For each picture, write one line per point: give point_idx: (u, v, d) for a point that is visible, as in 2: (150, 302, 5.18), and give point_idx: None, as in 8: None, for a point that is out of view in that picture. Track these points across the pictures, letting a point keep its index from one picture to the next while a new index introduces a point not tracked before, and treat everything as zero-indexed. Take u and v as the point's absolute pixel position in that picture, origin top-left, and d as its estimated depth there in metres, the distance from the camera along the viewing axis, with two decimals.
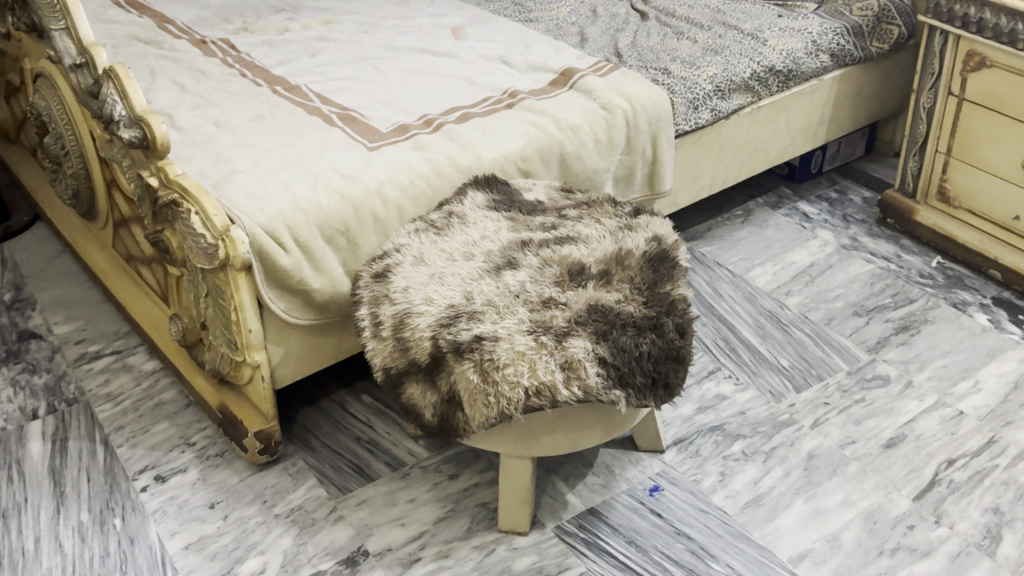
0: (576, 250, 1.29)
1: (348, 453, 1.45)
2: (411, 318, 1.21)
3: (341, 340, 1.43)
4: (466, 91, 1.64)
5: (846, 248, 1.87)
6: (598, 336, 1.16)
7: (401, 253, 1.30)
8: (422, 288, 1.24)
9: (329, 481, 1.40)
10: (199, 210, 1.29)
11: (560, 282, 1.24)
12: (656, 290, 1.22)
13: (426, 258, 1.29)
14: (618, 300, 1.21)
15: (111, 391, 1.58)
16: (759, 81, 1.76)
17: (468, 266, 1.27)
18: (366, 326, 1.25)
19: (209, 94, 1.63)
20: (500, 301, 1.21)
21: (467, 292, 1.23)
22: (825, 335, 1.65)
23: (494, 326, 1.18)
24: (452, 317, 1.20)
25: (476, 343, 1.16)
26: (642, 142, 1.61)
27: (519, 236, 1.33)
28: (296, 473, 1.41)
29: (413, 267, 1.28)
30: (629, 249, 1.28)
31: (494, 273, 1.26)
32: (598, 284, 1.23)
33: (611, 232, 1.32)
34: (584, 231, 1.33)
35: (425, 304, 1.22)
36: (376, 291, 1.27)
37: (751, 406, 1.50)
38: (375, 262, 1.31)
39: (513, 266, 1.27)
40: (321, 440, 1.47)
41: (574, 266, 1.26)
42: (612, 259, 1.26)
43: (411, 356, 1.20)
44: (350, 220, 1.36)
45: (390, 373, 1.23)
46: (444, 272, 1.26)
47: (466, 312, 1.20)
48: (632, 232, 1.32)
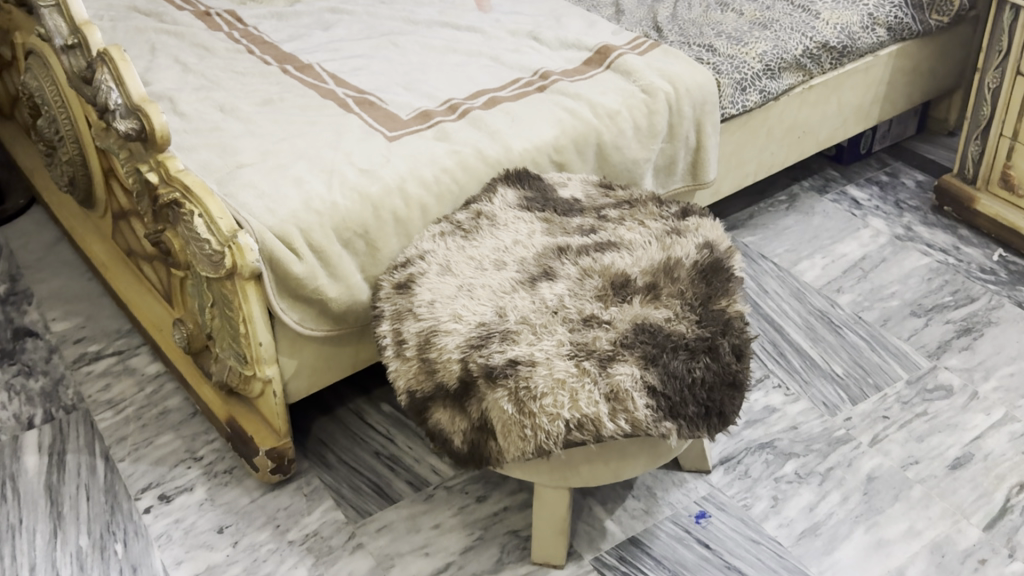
0: (619, 258, 1.16)
1: (368, 470, 1.34)
2: (438, 337, 1.09)
3: (359, 349, 1.31)
4: (493, 72, 1.50)
5: (899, 239, 1.74)
6: (647, 361, 1.04)
7: (425, 261, 1.18)
8: (450, 302, 1.12)
9: (347, 502, 1.29)
10: (203, 212, 1.17)
11: (603, 297, 1.11)
12: (709, 306, 1.10)
13: (453, 267, 1.17)
14: (667, 318, 1.08)
15: (112, 397, 1.47)
16: (811, 58, 1.62)
17: (500, 277, 1.15)
18: (387, 343, 1.14)
19: (214, 75, 1.51)
20: (537, 318, 1.09)
21: (499, 308, 1.11)
22: (881, 339, 1.52)
23: (531, 348, 1.06)
24: (484, 337, 1.08)
25: (510, 368, 1.04)
26: (685, 128, 1.48)
27: (556, 241, 1.20)
28: (310, 494, 1.31)
29: (439, 278, 1.15)
30: (678, 257, 1.15)
31: (529, 285, 1.14)
32: (645, 299, 1.11)
33: (658, 237, 1.19)
34: (626, 236, 1.20)
35: (453, 321, 1.10)
36: (399, 305, 1.15)
37: (804, 421, 1.38)
38: (397, 271, 1.19)
39: (550, 277, 1.14)
40: (337, 456, 1.36)
41: (618, 277, 1.13)
42: (659, 269, 1.14)
43: (438, 380, 1.09)
44: (369, 222, 1.24)
45: (414, 397, 1.11)
46: (473, 283, 1.14)
47: (499, 331, 1.08)
48: (681, 237, 1.19)
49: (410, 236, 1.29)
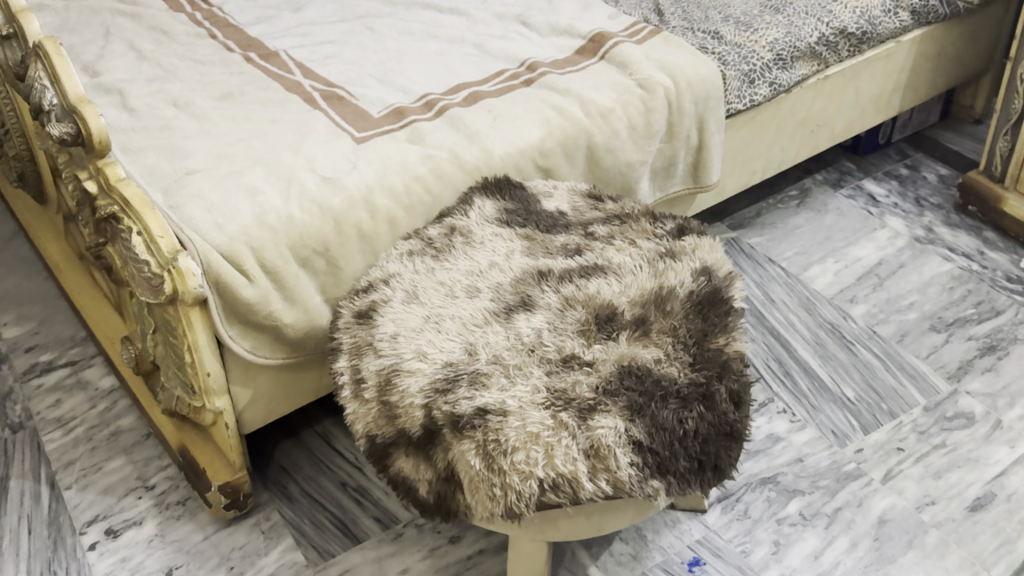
0: (606, 285, 1.04)
1: (333, 504, 1.23)
2: (400, 378, 0.97)
3: (321, 375, 1.20)
4: (475, 62, 1.37)
5: (919, 242, 1.60)
6: (633, 413, 0.92)
7: (390, 286, 1.06)
8: (414, 336, 1.00)
9: (308, 542, 1.18)
10: (142, 228, 1.05)
11: (585, 333, 0.99)
12: (705, 345, 0.97)
13: (420, 294, 1.04)
14: (657, 359, 0.96)
15: (62, 415, 1.36)
16: (827, 46, 1.47)
17: (472, 307, 1.03)
18: (345, 380, 1.02)
19: (171, 63, 1.38)
20: (510, 357, 0.97)
21: (468, 344, 0.98)
22: (897, 358, 1.40)
23: (503, 394, 0.93)
24: (450, 380, 0.95)
25: (478, 418, 0.92)
26: (686, 127, 1.34)
27: (537, 264, 1.08)
28: (269, 532, 1.20)
29: (404, 307, 1.03)
30: (672, 286, 1.03)
31: (504, 317, 1.01)
32: (633, 336, 0.98)
33: (650, 260, 1.07)
34: (615, 258, 1.08)
35: (417, 360, 0.98)
36: (359, 337, 1.03)
37: (810, 452, 1.27)
38: (358, 296, 1.07)
39: (527, 307, 1.02)
40: (300, 487, 1.25)
41: (604, 309, 1.01)
42: (650, 300, 1.01)
43: (400, 426, 0.97)
44: (330, 238, 1.12)
45: (374, 442, 1.00)
46: (442, 314, 1.02)
47: (467, 373, 0.96)
48: (676, 261, 1.06)
49: (377, 252, 1.17)
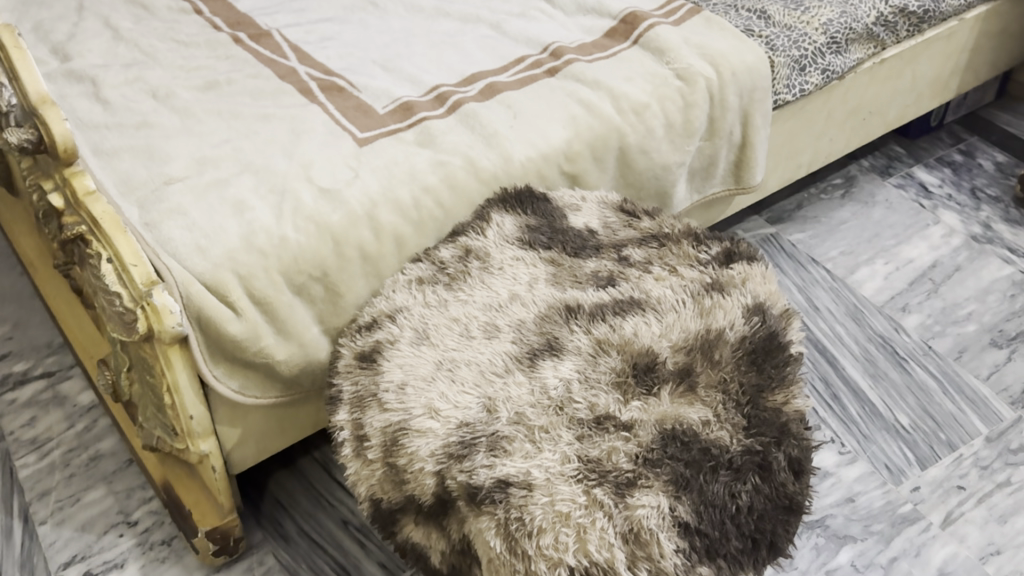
0: (644, 326, 0.90)
1: (333, 546, 1.11)
2: (408, 438, 0.84)
3: (319, 408, 1.07)
4: (492, 46, 1.22)
5: (976, 240, 1.47)
6: (678, 488, 0.79)
7: (396, 322, 0.93)
8: (424, 388, 0.87)
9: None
10: (112, 255, 0.91)
11: (621, 386, 0.86)
12: (761, 403, 0.84)
13: (431, 334, 0.91)
14: (705, 420, 0.83)
15: (36, 436, 1.24)
16: (885, 27, 1.31)
17: (491, 351, 0.89)
18: (346, 437, 0.89)
19: (151, 45, 1.23)
20: (536, 416, 0.84)
21: (487, 399, 0.85)
22: (955, 378, 1.27)
23: (528, 462, 0.80)
24: (466, 444, 0.82)
25: (499, 490, 0.79)
26: (729, 122, 1.20)
27: (564, 296, 0.94)
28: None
29: (413, 349, 0.90)
30: (720, 327, 0.89)
31: (527, 364, 0.88)
32: (678, 391, 0.85)
33: (694, 294, 0.93)
34: (654, 291, 0.94)
35: (428, 417, 0.85)
36: (360, 383, 0.90)
37: (861, 490, 1.15)
38: (360, 333, 0.94)
39: (555, 352, 0.89)
40: (297, 526, 1.13)
41: (642, 357, 0.88)
42: (696, 346, 0.88)
43: (408, 492, 0.85)
44: (328, 261, 0.98)
45: (379, 506, 0.88)
46: (456, 359, 0.89)
47: (486, 437, 0.83)
48: (724, 295, 0.93)
49: (382, 274, 1.03)
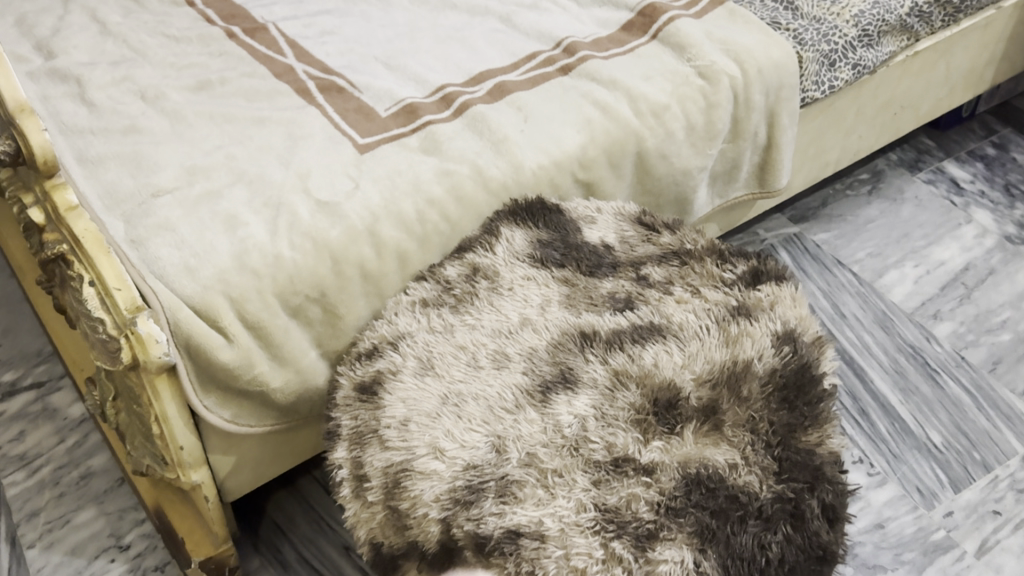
0: (665, 357, 0.84)
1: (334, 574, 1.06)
2: (410, 481, 0.79)
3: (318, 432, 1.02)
4: (502, 42, 1.15)
5: (1010, 241, 1.40)
6: (704, 542, 0.72)
7: (399, 350, 0.87)
8: (429, 426, 0.80)
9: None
10: (94, 278, 0.85)
11: (641, 425, 0.80)
12: (792, 444, 0.78)
13: (436, 363, 0.85)
14: (732, 463, 0.77)
15: (25, 452, 1.19)
16: (920, 17, 1.23)
17: (500, 383, 0.83)
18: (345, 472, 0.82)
19: (140, 41, 1.16)
20: (548, 458, 0.78)
21: (496, 438, 0.79)
22: (990, 392, 1.21)
23: (540, 511, 0.74)
24: (473, 489, 0.76)
25: (509, 541, 0.73)
26: (753, 123, 1.12)
27: (579, 321, 0.88)
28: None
29: (416, 381, 0.84)
30: (748, 358, 0.83)
31: (539, 399, 0.82)
32: (701, 431, 0.79)
33: (719, 320, 0.87)
34: (676, 315, 0.87)
35: (433, 459, 0.79)
36: (359, 417, 0.84)
37: (892, 515, 1.09)
38: (361, 362, 0.87)
39: (569, 386, 0.83)
40: (296, 552, 1.08)
41: (663, 392, 0.81)
42: (721, 379, 0.82)
43: (411, 539, 0.79)
44: (326, 280, 0.92)
45: (381, 550, 0.82)
46: (463, 392, 0.83)
47: (495, 481, 0.76)
48: (751, 321, 0.86)
49: (384, 292, 0.97)
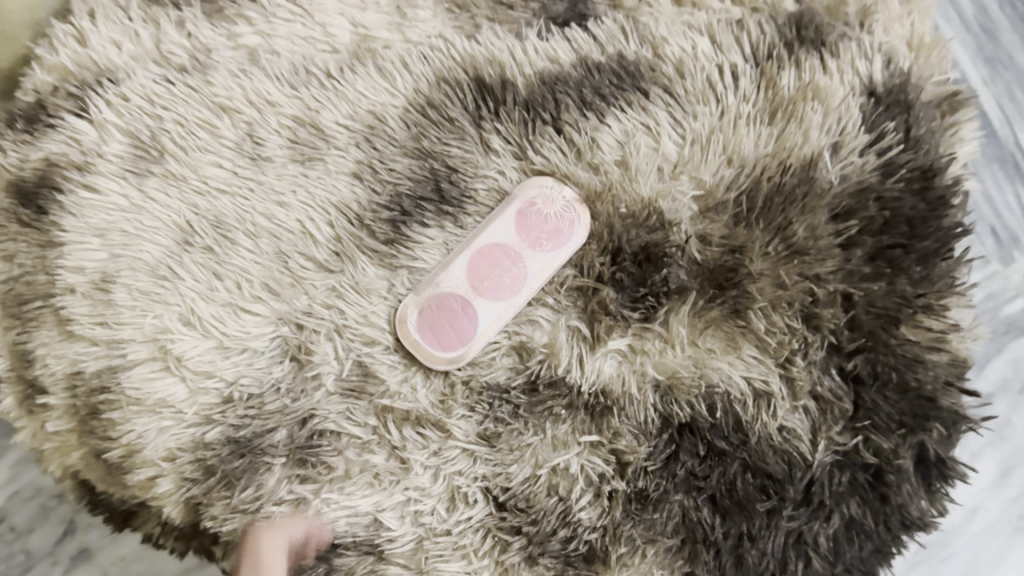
0: (646, 148, 0.41)
1: None
2: (103, 403, 0.39)
3: None
4: None
5: None
6: (687, 544, 0.38)
7: (89, 112, 0.41)
8: (150, 303, 0.39)
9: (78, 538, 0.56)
10: None
11: (586, 304, 0.40)
12: (889, 345, 0.39)
13: (167, 145, 0.41)
14: (753, 391, 0.39)
15: None
16: None
17: (303, 201, 0.40)
18: (5, 381, 0.42)
19: None
20: (396, 381, 0.39)
21: (291, 330, 0.39)
22: None
23: (371, 500, 0.38)
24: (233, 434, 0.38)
25: (315, 557, 0.38)
26: None
27: (472, 53, 0.43)
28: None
29: (124, 188, 0.40)
30: (809, 152, 0.41)
31: (384, 242, 0.40)
32: (710, 313, 0.40)
33: (759, 57, 0.42)
34: (670, 43, 0.43)
35: (150, 368, 0.38)
36: (17, 260, 0.41)
37: None
38: (12, 136, 0.42)
39: (457, 212, 0.41)
40: None
41: (635, 228, 0.40)
42: (754, 201, 0.40)
43: (135, 496, 0.42)
44: None
45: (86, 487, 0.44)
46: (221, 210, 0.40)
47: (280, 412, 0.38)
48: (825, 58, 0.42)
49: None
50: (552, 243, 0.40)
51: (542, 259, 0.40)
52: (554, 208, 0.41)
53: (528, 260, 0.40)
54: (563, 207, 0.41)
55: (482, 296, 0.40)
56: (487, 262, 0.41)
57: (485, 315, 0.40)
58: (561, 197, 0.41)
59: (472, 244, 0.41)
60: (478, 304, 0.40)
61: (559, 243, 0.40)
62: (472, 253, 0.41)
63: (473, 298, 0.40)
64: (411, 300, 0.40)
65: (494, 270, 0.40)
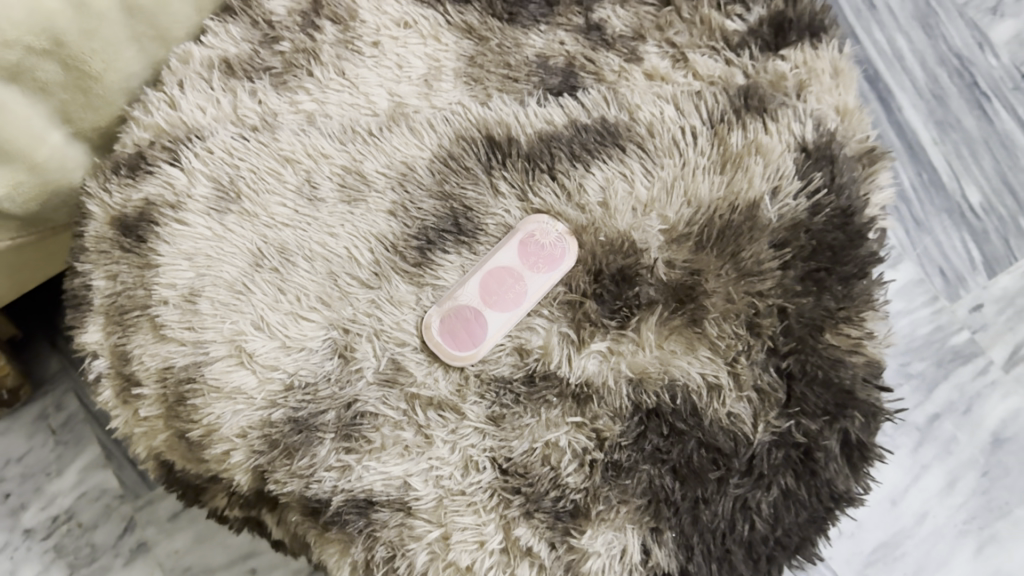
0: (623, 192, 0.51)
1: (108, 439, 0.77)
2: (190, 392, 0.49)
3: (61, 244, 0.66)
4: None
5: None
6: (654, 505, 0.47)
7: (181, 162, 0.52)
8: (229, 311, 0.49)
9: (138, 533, 0.75)
10: None
11: (574, 314, 0.50)
12: (815, 348, 0.49)
13: (243, 189, 0.52)
14: (707, 385, 0.49)
15: None
16: None
17: (350, 233, 0.51)
18: (105, 376, 0.52)
19: None
20: (423, 374, 0.49)
21: (339, 333, 0.49)
22: None
23: (402, 466, 0.47)
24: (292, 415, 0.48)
25: (356, 513, 0.47)
26: None
27: (485, 116, 0.54)
28: (176, 521, 0.75)
29: (209, 222, 0.51)
30: (754, 196, 0.51)
31: (414, 265, 0.51)
32: (673, 322, 0.50)
33: (714, 120, 0.53)
34: (642, 109, 0.54)
35: (229, 363, 0.48)
36: (120, 278, 0.51)
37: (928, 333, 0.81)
38: (117, 181, 0.52)
39: (472, 242, 0.52)
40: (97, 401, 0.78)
41: (614, 255, 0.51)
42: (709, 234, 0.51)
43: (210, 471, 0.51)
44: (58, 17, 0.49)
45: (166, 468, 0.54)
46: (285, 240, 0.51)
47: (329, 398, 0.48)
48: (766, 122, 0.53)
49: (168, 42, 0.57)
50: (546, 265, 0.51)
51: (539, 278, 0.50)
52: (548, 239, 0.51)
53: (527, 279, 0.51)
54: (556, 238, 0.51)
55: (490, 306, 0.50)
56: (495, 281, 0.51)
57: (493, 322, 0.50)
58: (555, 230, 0.51)
59: (483, 267, 0.51)
60: (487, 313, 0.50)
61: (551, 265, 0.51)
62: (483, 274, 0.51)
63: (483, 308, 0.50)
64: (434, 311, 0.50)
65: (499, 287, 0.51)
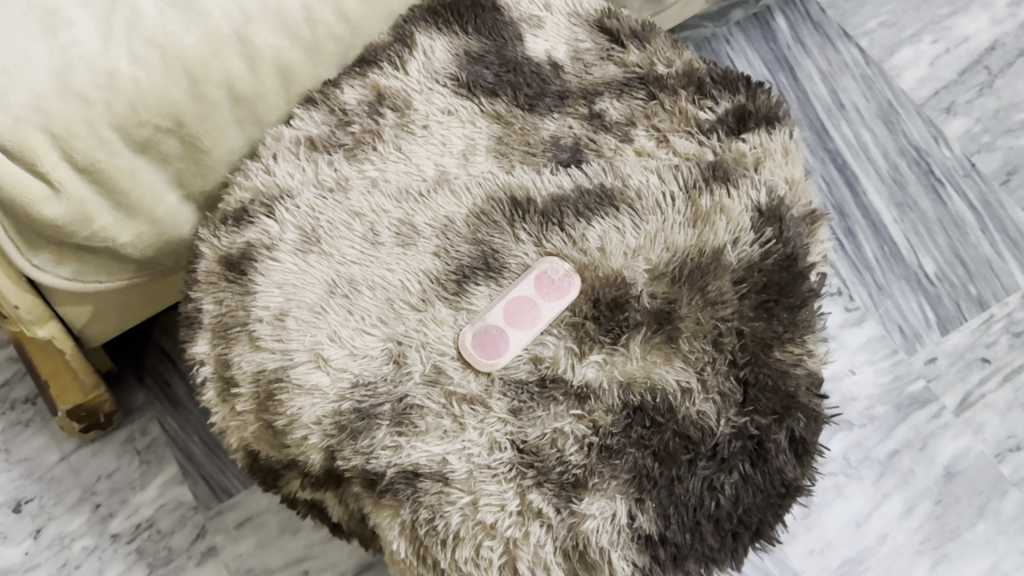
0: (616, 240, 0.66)
1: (185, 458, 0.91)
2: (279, 390, 0.63)
3: (161, 287, 0.81)
4: None
5: None
6: (638, 480, 0.60)
7: (275, 215, 0.68)
8: (310, 327, 0.63)
9: (208, 539, 0.88)
10: None
11: (577, 333, 0.64)
12: (764, 360, 0.63)
13: (322, 236, 0.67)
14: (682, 389, 0.62)
15: None
16: None
17: (403, 270, 0.66)
18: (209, 379, 0.66)
19: None
20: (459, 376, 0.62)
21: (395, 345, 0.63)
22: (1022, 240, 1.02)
23: (442, 446, 0.60)
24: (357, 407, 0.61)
25: (404, 482, 0.60)
26: None
27: (509, 182, 0.69)
28: (241, 529, 0.88)
29: (296, 260, 0.66)
30: (718, 244, 0.65)
31: (453, 294, 0.65)
32: (654, 340, 0.64)
33: (688, 186, 0.68)
34: (633, 177, 0.69)
35: (309, 366, 0.62)
36: (225, 302, 0.66)
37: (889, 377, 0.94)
38: (225, 229, 0.68)
39: (499, 277, 0.66)
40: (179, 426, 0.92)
41: (609, 288, 0.65)
42: (683, 272, 0.65)
43: (288, 455, 0.64)
44: (181, 107, 0.62)
45: (251, 456, 0.67)
46: (354, 274, 0.65)
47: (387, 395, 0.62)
48: (729, 188, 0.67)
49: (263, 124, 0.71)
50: (555, 296, 0.65)
51: (550, 305, 0.64)
52: (556, 277, 0.65)
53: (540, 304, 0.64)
54: (562, 276, 0.65)
55: (512, 326, 0.64)
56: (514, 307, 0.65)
57: (514, 338, 0.63)
58: (562, 270, 0.66)
59: (505, 297, 0.65)
60: (510, 331, 0.64)
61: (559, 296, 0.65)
62: (505, 302, 0.65)
63: (506, 327, 0.64)
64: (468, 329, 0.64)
65: (518, 311, 0.64)
